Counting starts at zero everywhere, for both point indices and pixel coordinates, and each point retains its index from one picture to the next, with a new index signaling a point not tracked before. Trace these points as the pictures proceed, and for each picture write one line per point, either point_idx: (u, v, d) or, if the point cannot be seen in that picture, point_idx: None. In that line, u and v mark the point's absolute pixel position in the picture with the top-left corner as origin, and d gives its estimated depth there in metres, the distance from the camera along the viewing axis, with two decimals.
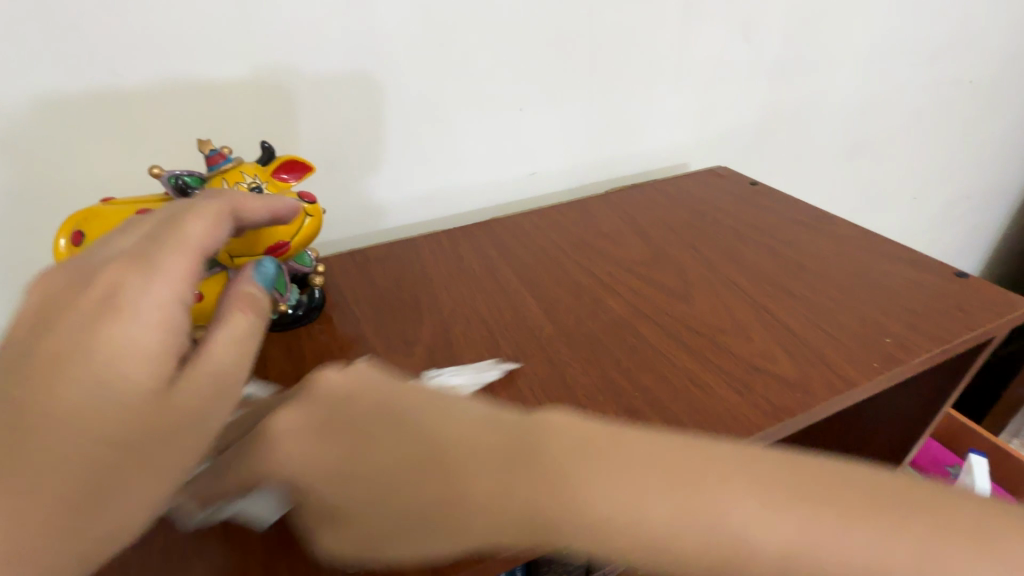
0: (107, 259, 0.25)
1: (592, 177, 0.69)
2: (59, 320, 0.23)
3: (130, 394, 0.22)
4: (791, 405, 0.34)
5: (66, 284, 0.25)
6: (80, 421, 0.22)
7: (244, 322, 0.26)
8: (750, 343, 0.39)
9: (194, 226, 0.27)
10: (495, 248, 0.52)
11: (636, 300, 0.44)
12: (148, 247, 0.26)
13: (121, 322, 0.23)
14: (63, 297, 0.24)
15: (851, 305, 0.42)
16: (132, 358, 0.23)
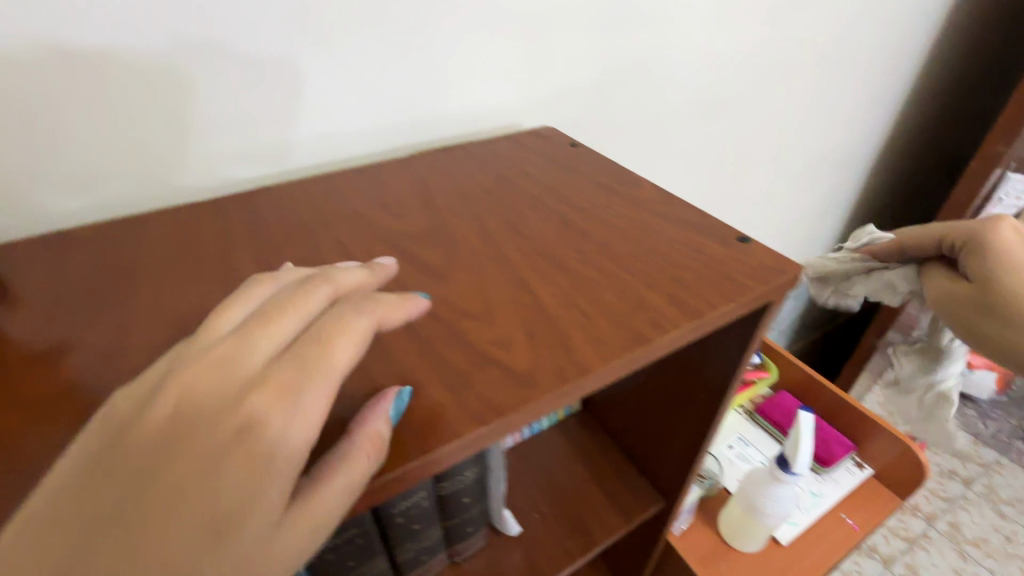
0: (257, 365, 0.26)
1: (407, 138, 0.60)
2: (194, 433, 0.24)
3: (256, 522, 0.23)
4: (505, 404, 0.29)
5: (214, 381, 0.25)
6: (206, 534, 0.22)
7: (365, 468, 0.26)
8: (490, 329, 0.34)
9: (341, 346, 0.27)
10: (246, 229, 0.44)
11: (384, 283, 0.38)
12: (299, 364, 0.26)
13: (271, 451, 0.24)
14: (218, 399, 0.24)
15: (618, 279, 0.39)
16: (276, 486, 0.24)
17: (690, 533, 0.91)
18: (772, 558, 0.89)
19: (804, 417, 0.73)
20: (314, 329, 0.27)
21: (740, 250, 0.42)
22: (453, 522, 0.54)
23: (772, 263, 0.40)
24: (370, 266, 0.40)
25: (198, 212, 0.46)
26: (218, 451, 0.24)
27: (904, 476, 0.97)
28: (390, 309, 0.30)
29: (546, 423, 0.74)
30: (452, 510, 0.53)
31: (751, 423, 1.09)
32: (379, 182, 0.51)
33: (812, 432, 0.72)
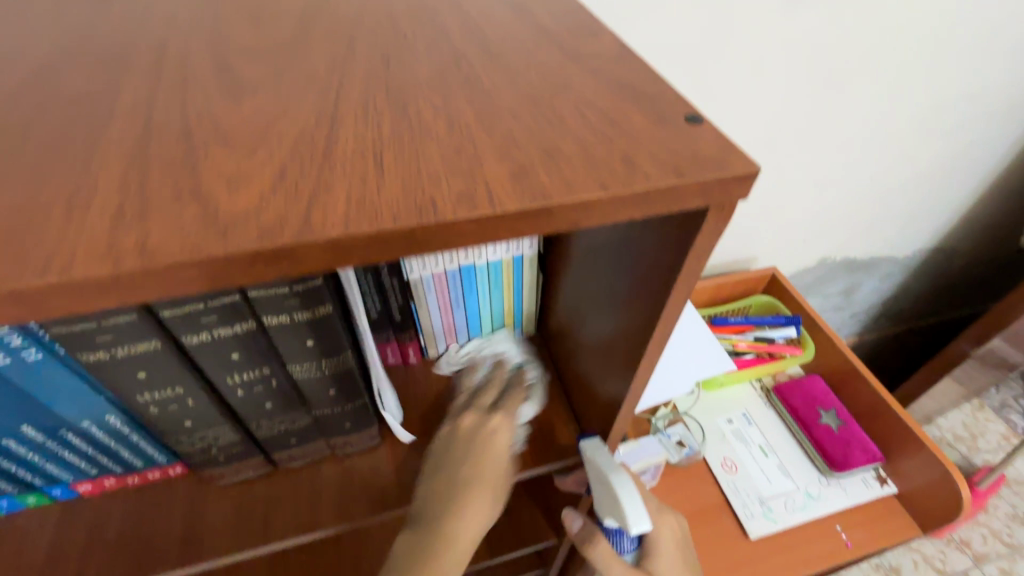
0: (490, 398, 0.49)
1: None
2: (481, 424, 0.45)
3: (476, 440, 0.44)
4: (164, 244, 0.20)
5: (475, 421, 0.46)
6: (472, 461, 0.43)
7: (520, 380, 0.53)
8: (238, 159, 0.24)
9: (514, 381, 0.53)
10: (75, 16, 0.35)
11: (167, 88, 0.29)
12: (506, 387, 0.51)
13: (499, 416, 0.46)
14: (472, 426, 0.45)
15: (465, 135, 0.27)
16: (499, 431, 0.45)
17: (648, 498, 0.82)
18: (737, 550, 0.78)
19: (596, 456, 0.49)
20: (509, 382, 0.52)
21: (677, 131, 0.28)
22: (320, 413, 0.49)
23: (711, 154, 0.26)
24: (165, 72, 0.30)
25: None
26: (469, 435, 0.45)
27: (933, 505, 0.79)
28: (512, 373, 0.54)
29: None
30: (315, 399, 0.47)
31: (763, 401, 0.94)
32: None
33: (617, 493, 0.45)
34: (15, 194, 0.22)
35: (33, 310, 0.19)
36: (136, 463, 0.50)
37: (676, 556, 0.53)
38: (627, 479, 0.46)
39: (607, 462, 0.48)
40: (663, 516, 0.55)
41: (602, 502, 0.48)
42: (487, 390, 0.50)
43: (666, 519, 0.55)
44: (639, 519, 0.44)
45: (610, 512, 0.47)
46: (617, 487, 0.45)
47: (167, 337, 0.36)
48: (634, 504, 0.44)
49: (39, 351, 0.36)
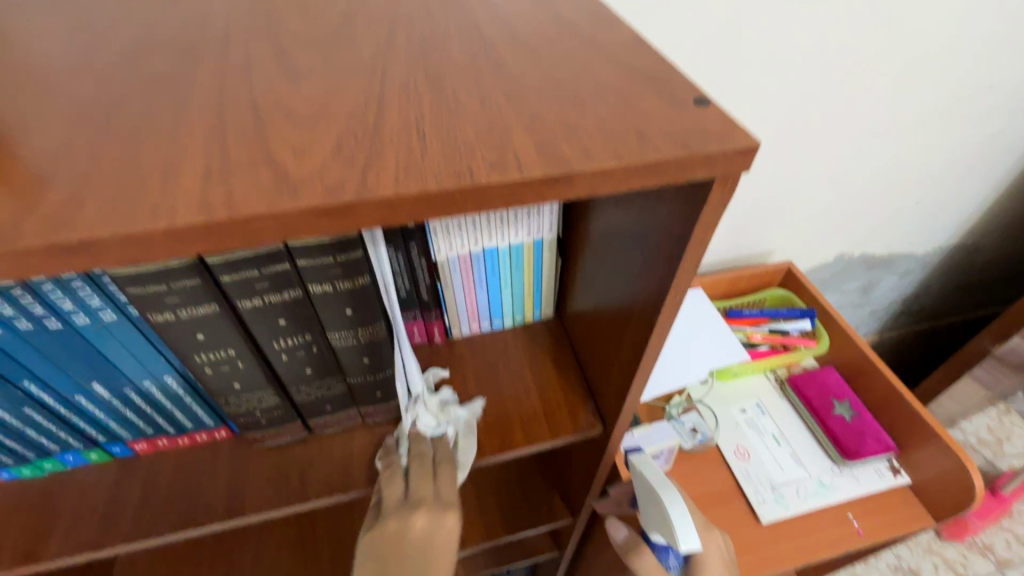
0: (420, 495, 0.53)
1: None
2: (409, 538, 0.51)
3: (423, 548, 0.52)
4: (246, 198, 0.24)
5: (417, 532, 0.51)
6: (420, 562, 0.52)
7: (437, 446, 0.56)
8: (301, 132, 0.28)
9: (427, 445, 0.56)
10: (147, 13, 0.40)
11: (234, 74, 0.33)
12: (438, 471, 0.54)
13: (447, 521, 0.53)
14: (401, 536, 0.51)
15: (496, 112, 0.30)
16: (444, 540, 0.53)
17: None
18: (747, 534, 0.80)
19: (648, 470, 0.50)
20: (441, 458, 0.55)
21: (685, 110, 0.31)
22: (354, 381, 0.53)
23: (716, 129, 0.29)
24: (231, 60, 0.34)
25: None
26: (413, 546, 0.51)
27: (946, 496, 0.80)
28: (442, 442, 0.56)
29: (509, 323, 0.68)
30: (349, 366, 0.51)
31: (777, 391, 0.95)
32: None
33: (666, 511, 0.47)
34: (121, 159, 0.27)
35: (142, 249, 0.23)
36: (186, 424, 0.54)
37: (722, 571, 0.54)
38: (680, 499, 0.48)
39: (656, 478, 0.49)
40: (710, 531, 0.56)
41: (650, 515, 0.50)
42: (427, 480, 0.53)
43: (713, 535, 0.56)
44: (690, 539, 0.45)
45: (658, 526, 0.49)
46: (668, 506, 0.47)
47: (224, 301, 0.40)
48: (684, 522, 0.46)
49: (113, 312, 0.41)
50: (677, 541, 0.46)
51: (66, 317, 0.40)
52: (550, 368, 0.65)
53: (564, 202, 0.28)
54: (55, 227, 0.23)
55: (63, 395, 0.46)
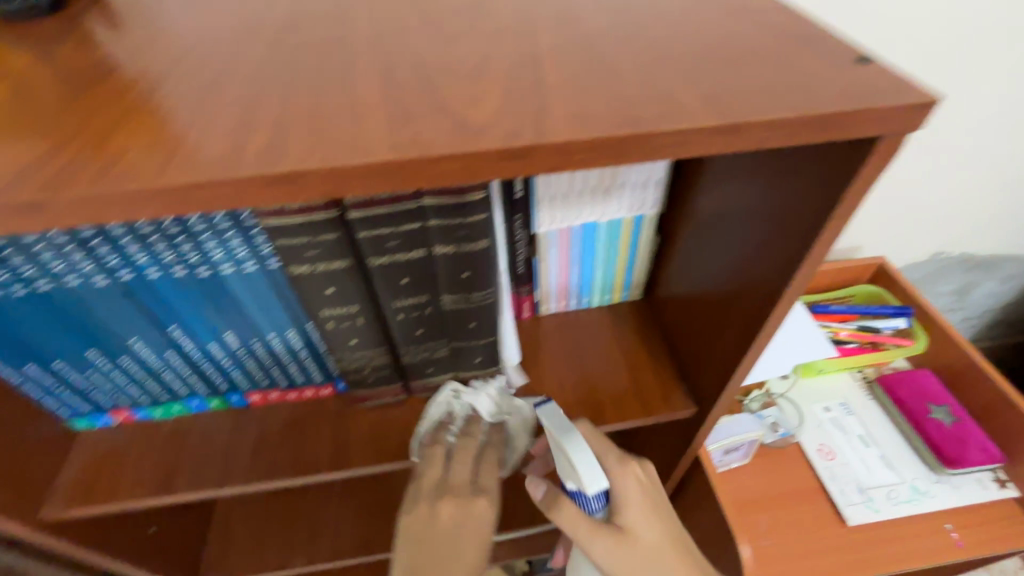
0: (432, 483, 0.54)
1: None
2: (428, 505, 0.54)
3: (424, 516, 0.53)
4: (433, 141, 0.25)
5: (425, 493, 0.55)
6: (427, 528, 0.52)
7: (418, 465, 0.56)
8: (466, 86, 0.29)
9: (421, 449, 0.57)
10: None
11: (389, 37, 0.34)
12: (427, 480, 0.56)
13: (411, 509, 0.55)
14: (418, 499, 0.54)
15: (652, 70, 0.30)
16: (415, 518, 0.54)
17: (739, 476, 0.82)
18: (833, 536, 0.77)
19: (550, 411, 0.49)
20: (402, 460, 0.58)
21: (851, 69, 0.30)
22: (459, 345, 0.54)
23: (887, 86, 0.28)
24: (382, 24, 0.36)
25: None
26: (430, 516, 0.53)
27: None
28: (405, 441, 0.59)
29: (597, 303, 0.68)
30: (455, 330, 0.52)
31: (865, 391, 0.91)
32: None
33: (577, 454, 0.47)
34: (305, 106, 0.28)
35: (341, 185, 0.25)
36: (299, 379, 0.57)
37: (645, 506, 0.51)
38: (581, 443, 0.48)
39: (560, 426, 0.48)
40: (625, 467, 0.52)
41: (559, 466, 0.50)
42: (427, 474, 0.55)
43: (628, 468, 0.52)
44: (598, 479, 0.47)
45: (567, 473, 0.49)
46: (574, 454, 0.47)
47: (356, 257, 0.42)
48: (592, 467, 0.47)
49: (254, 263, 0.44)
50: (584, 482, 0.47)
51: (215, 267, 0.43)
52: (641, 349, 0.64)
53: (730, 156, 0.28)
54: (265, 162, 0.25)
55: (200, 341, 0.50)
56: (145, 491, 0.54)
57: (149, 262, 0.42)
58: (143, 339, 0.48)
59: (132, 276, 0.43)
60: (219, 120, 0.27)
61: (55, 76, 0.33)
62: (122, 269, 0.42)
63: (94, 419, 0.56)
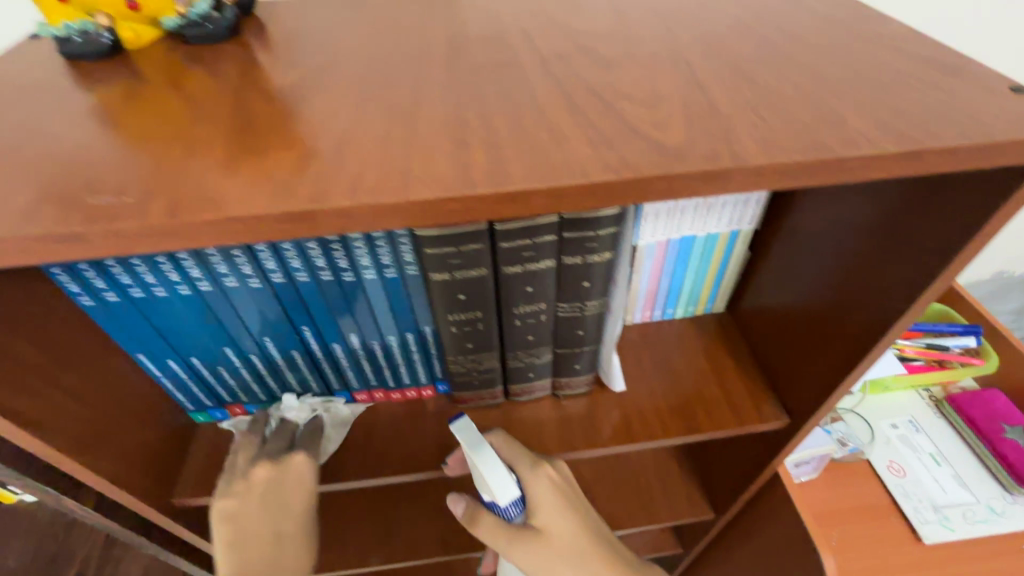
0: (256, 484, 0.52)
1: None
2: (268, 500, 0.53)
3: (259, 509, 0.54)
4: (642, 162, 0.28)
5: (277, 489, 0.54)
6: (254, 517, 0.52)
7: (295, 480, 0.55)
8: (649, 110, 0.32)
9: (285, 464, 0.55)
10: (443, 10, 0.46)
11: (554, 63, 0.37)
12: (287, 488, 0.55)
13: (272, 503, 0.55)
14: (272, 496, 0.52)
15: (816, 97, 0.33)
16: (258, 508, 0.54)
17: (810, 490, 0.82)
18: (910, 554, 0.76)
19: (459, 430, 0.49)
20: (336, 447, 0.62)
21: (1008, 98, 0.32)
22: (562, 352, 0.57)
23: None
24: (543, 51, 0.39)
25: None
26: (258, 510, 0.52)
27: None
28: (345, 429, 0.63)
29: (680, 314, 0.70)
30: (563, 337, 0.55)
31: (934, 410, 0.91)
32: None
33: (487, 467, 0.49)
34: (506, 128, 0.31)
35: (562, 201, 0.28)
36: (404, 380, 0.60)
37: (560, 505, 0.52)
38: (495, 461, 0.49)
39: (470, 441, 0.49)
40: (537, 472, 0.53)
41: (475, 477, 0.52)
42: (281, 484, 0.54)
43: (542, 473, 0.53)
44: (505, 486, 0.50)
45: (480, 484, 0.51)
46: (485, 468, 0.49)
47: (494, 266, 0.45)
48: (498, 475, 0.49)
49: (395, 269, 0.47)
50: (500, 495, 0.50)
51: (358, 273, 0.46)
52: (728, 361, 0.66)
53: (903, 178, 0.30)
54: (497, 179, 0.27)
55: (326, 341, 0.53)
56: None
57: (301, 267, 0.45)
58: (276, 338, 0.52)
59: (282, 280, 0.46)
60: (433, 139, 0.30)
61: (258, 92, 0.36)
62: (275, 273, 0.45)
63: (212, 413, 0.60)
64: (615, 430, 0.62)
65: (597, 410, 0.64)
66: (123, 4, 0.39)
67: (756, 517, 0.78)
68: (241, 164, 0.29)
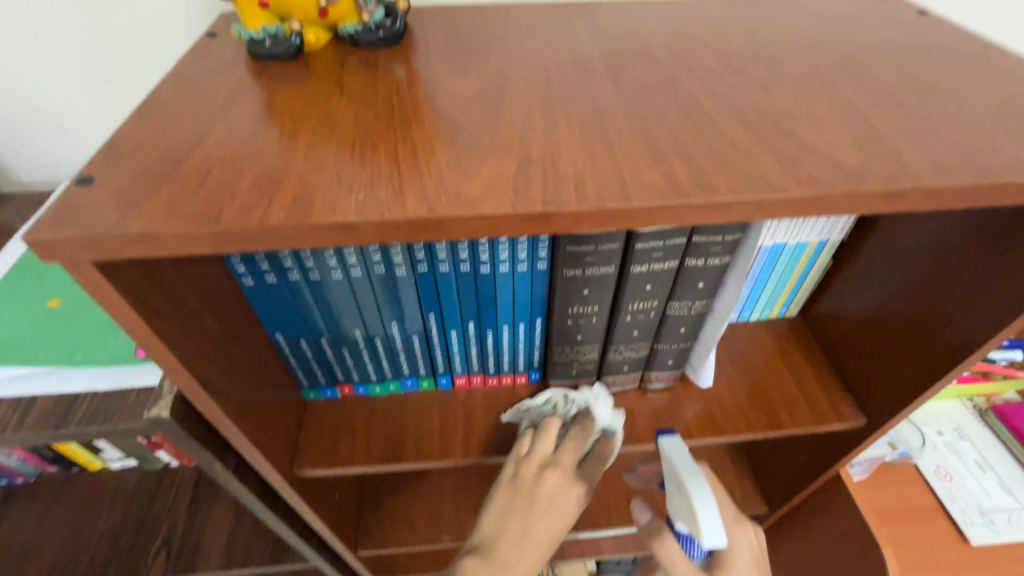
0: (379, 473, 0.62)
1: None
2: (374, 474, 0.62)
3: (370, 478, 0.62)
4: (830, 180, 0.32)
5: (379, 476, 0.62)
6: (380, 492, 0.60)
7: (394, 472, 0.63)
8: (819, 133, 0.36)
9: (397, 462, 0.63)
10: (583, 25, 0.50)
11: (712, 83, 0.41)
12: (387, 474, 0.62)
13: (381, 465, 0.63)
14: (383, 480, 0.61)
15: (966, 126, 0.36)
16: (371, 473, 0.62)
17: (862, 489, 0.87)
18: (957, 553, 0.81)
19: (676, 444, 0.55)
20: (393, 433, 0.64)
21: None
22: (659, 347, 0.61)
23: None
24: (697, 71, 0.43)
25: (546, 9, 0.52)
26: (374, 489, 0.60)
27: None
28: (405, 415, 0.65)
29: (755, 317, 0.74)
30: (665, 333, 0.58)
31: (977, 420, 0.94)
32: (699, 8, 0.53)
33: (697, 497, 0.50)
34: (693, 142, 0.35)
35: (762, 211, 0.31)
36: (504, 366, 0.64)
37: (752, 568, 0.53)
38: (705, 492, 0.50)
39: (685, 465, 0.53)
40: (739, 526, 0.56)
41: (677, 505, 0.53)
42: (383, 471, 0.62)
43: (742, 529, 0.56)
44: (714, 529, 0.49)
45: (682, 515, 0.52)
46: (694, 497, 0.50)
47: (623, 264, 0.49)
48: (710, 514, 0.49)
49: (526, 263, 0.51)
50: (700, 531, 0.49)
51: (494, 266, 0.50)
52: (804, 364, 0.70)
53: None
54: (706, 190, 0.31)
55: (444, 326, 0.57)
56: (375, 459, 0.62)
57: (447, 258, 0.49)
58: (402, 321, 0.56)
59: (426, 269, 0.50)
60: (633, 150, 0.34)
61: (446, 97, 0.40)
62: (421, 263, 0.50)
63: (324, 390, 0.64)
64: (699, 423, 0.66)
65: (679, 403, 0.67)
66: (315, 12, 0.43)
67: (813, 512, 0.82)
68: (467, 166, 0.33)
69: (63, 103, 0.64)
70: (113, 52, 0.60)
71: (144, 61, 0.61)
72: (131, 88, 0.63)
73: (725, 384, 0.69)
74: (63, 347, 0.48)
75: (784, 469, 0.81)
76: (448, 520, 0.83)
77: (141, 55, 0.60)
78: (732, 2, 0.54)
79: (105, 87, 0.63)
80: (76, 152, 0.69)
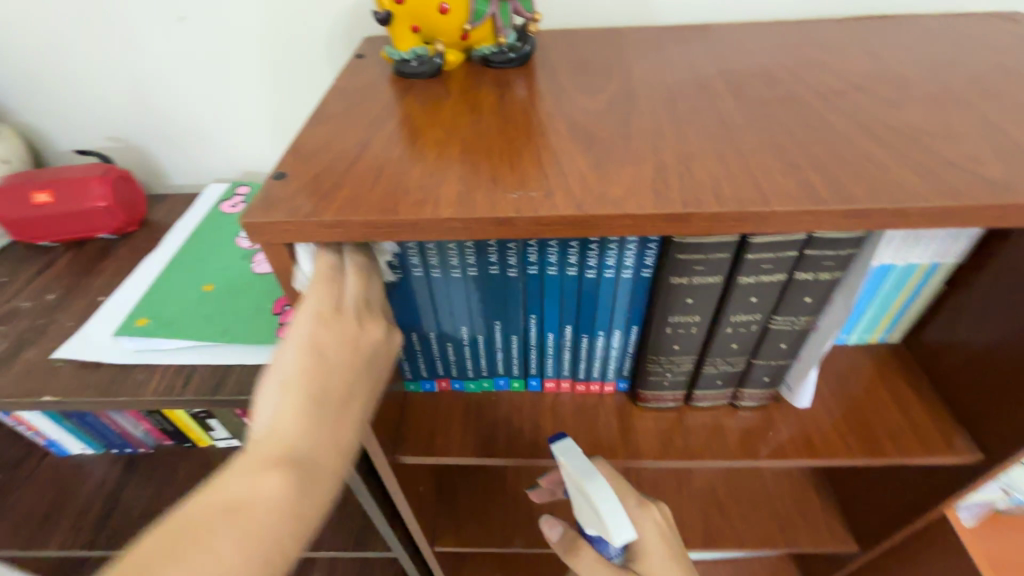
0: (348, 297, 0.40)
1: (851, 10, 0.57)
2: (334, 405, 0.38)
3: (305, 425, 0.37)
4: (974, 191, 0.32)
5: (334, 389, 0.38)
6: (284, 435, 0.36)
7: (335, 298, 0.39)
8: (957, 146, 0.36)
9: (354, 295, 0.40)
10: (699, 47, 0.52)
11: (838, 100, 0.42)
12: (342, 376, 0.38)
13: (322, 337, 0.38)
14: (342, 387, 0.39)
15: None
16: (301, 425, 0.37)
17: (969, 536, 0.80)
18: None
19: (565, 449, 0.52)
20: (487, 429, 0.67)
21: None
22: (756, 362, 0.60)
23: None
24: (820, 89, 0.44)
25: (660, 32, 0.55)
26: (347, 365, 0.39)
27: None
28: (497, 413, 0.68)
29: (853, 340, 0.72)
30: (765, 349, 0.58)
31: None
32: (814, 30, 0.54)
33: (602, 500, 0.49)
34: (824, 154, 0.36)
35: (901, 220, 0.32)
36: (595, 373, 0.66)
37: (664, 552, 0.52)
38: (605, 490, 0.50)
39: (581, 470, 0.51)
40: (644, 511, 0.54)
41: (584, 509, 0.53)
42: (330, 385, 0.38)
43: (648, 512, 0.54)
44: (620, 526, 0.49)
45: (592, 519, 0.52)
46: (598, 501, 0.49)
47: (730, 274, 0.50)
48: (616, 514, 0.49)
49: (631, 270, 0.53)
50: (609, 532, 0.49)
51: (600, 271, 0.53)
52: (910, 393, 0.67)
53: None
54: (843, 198, 0.32)
55: (543, 329, 0.60)
56: (467, 450, 0.65)
57: (556, 261, 0.52)
58: (505, 321, 0.59)
59: (535, 270, 0.54)
60: (764, 160, 0.36)
61: (575, 111, 0.43)
62: (531, 264, 0.53)
63: (423, 383, 0.68)
64: (793, 444, 0.64)
65: (772, 422, 0.66)
66: (457, 36, 0.48)
67: (912, 555, 0.76)
68: (606, 170, 0.36)
69: (221, 117, 0.74)
70: (268, 73, 0.69)
71: (289, 83, 0.70)
72: (275, 107, 0.72)
73: (820, 406, 0.67)
74: (221, 323, 0.55)
75: (880, 506, 0.77)
76: (522, 525, 0.84)
77: (291, 76, 0.69)
78: (848, 24, 0.54)
79: (257, 103, 0.72)
80: (221, 160, 0.79)
